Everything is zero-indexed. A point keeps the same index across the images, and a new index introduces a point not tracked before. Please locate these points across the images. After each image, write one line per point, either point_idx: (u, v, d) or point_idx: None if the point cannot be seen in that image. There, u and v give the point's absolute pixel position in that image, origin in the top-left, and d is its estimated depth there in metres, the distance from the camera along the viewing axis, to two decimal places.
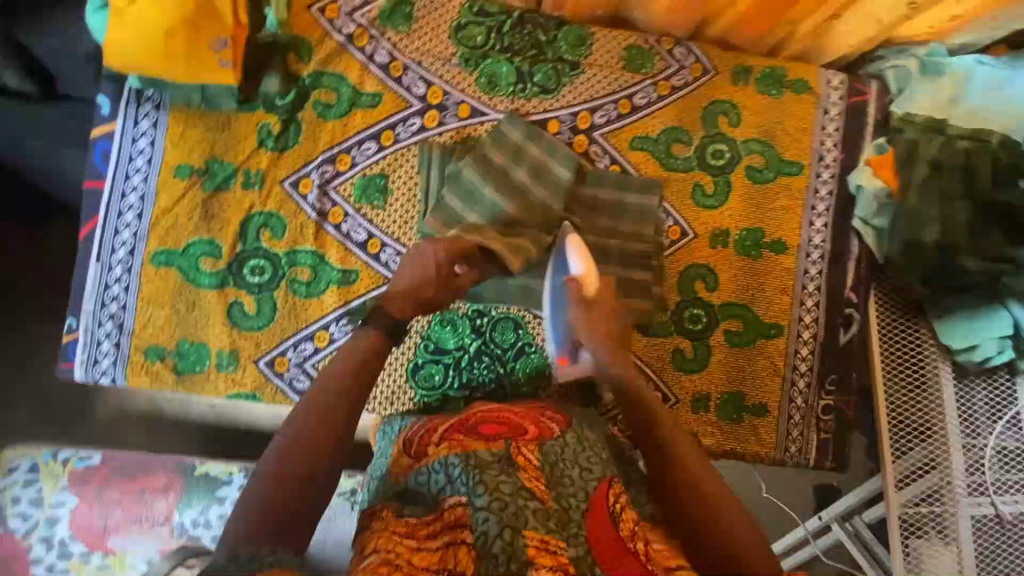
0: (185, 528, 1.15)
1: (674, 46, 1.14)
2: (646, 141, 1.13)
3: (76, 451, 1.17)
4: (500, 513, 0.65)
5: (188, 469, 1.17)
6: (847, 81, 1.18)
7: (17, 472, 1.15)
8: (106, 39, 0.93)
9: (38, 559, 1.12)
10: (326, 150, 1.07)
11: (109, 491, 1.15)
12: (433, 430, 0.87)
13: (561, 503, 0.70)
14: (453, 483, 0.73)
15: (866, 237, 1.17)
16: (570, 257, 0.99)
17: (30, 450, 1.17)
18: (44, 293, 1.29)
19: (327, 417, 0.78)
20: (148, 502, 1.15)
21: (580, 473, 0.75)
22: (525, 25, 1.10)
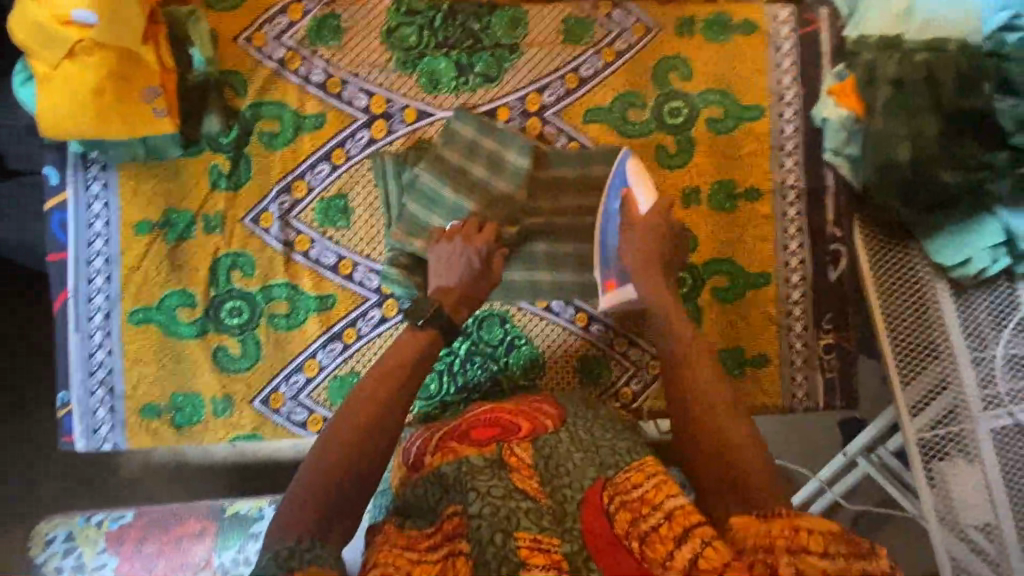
0: (226, 569, 1.15)
1: (611, 9, 1.10)
2: (600, 112, 1.11)
3: (108, 513, 1.20)
4: (491, 519, 0.68)
5: (219, 512, 1.20)
6: (795, 13, 1.15)
7: (55, 543, 1.16)
8: (39, 110, 0.92)
9: None
10: (280, 180, 1.05)
11: (147, 545, 1.16)
12: (429, 439, 0.86)
13: (555, 497, 0.73)
14: (448, 492, 0.75)
15: (839, 168, 1.14)
16: (631, 177, 1.02)
17: (63, 520, 1.19)
18: (34, 371, 1.28)
19: (374, 414, 0.78)
20: (186, 550, 1.16)
21: (576, 465, 0.77)
22: (456, 16, 1.07)
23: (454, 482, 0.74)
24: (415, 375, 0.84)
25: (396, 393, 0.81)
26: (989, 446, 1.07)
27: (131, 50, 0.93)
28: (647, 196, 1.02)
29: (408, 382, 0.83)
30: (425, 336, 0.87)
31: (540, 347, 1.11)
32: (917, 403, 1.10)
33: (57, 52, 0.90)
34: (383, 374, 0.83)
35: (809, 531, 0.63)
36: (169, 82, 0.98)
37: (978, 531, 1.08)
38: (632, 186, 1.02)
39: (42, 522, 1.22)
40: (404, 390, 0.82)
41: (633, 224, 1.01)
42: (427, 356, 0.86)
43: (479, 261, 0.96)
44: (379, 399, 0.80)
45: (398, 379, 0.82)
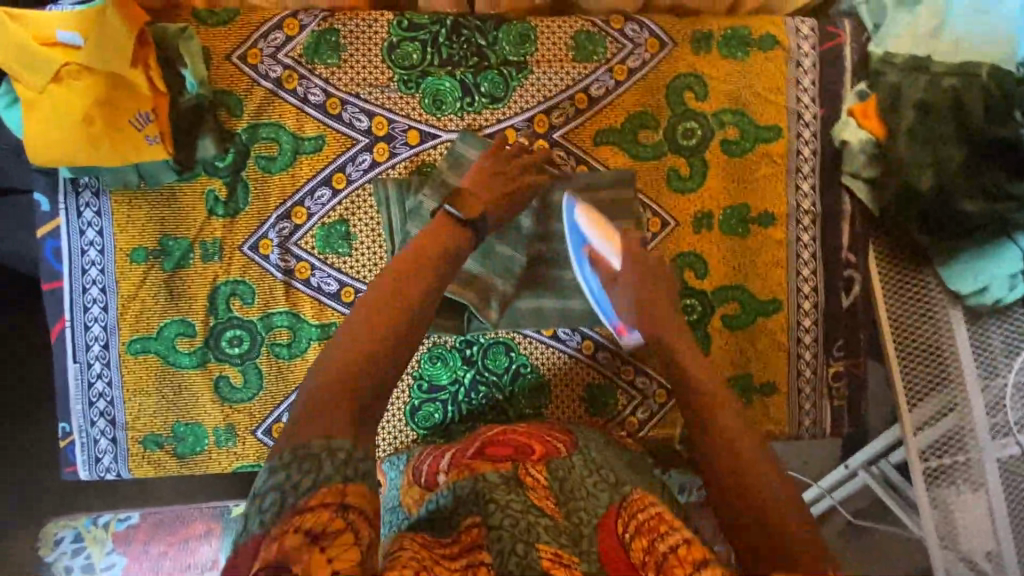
0: None
1: (624, 24, 1.05)
2: (611, 133, 1.06)
3: (116, 513, 1.20)
4: (512, 530, 0.65)
5: (224, 513, 1.20)
6: (818, 27, 1.09)
7: (63, 543, 1.18)
8: (26, 139, 0.88)
9: None
10: (278, 206, 1.02)
11: (154, 546, 1.18)
12: (440, 457, 0.88)
13: (571, 519, 0.70)
14: (464, 505, 0.73)
15: (858, 192, 1.11)
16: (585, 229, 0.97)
17: (71, 519, 1.19)
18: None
19: (394, 301, 0.69)
20: (193, 550, 1.18)
21: (590, 491, 0.75)
22: (462, 31, 1.02)
23: (471, 495, 0.73)
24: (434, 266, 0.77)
25: (414, 283, 0.73)
26: (995, 474, 1.06)
27: (121, 75, 0.89)
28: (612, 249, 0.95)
29: (428, 273, 0.75)
30: (450, 233, 0.83)
31: (545, 375, 1.09)
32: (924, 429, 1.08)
33: (43, 76, 0.85)
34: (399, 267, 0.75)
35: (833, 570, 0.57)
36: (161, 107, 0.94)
37: (979, 558, 1.07)
38: (596, 245, 0.96)
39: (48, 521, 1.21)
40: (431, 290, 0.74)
41: (613, 279, 0.94)
42: (446, 245, 0.80)
43: None
44: (397, 286, 0.72)
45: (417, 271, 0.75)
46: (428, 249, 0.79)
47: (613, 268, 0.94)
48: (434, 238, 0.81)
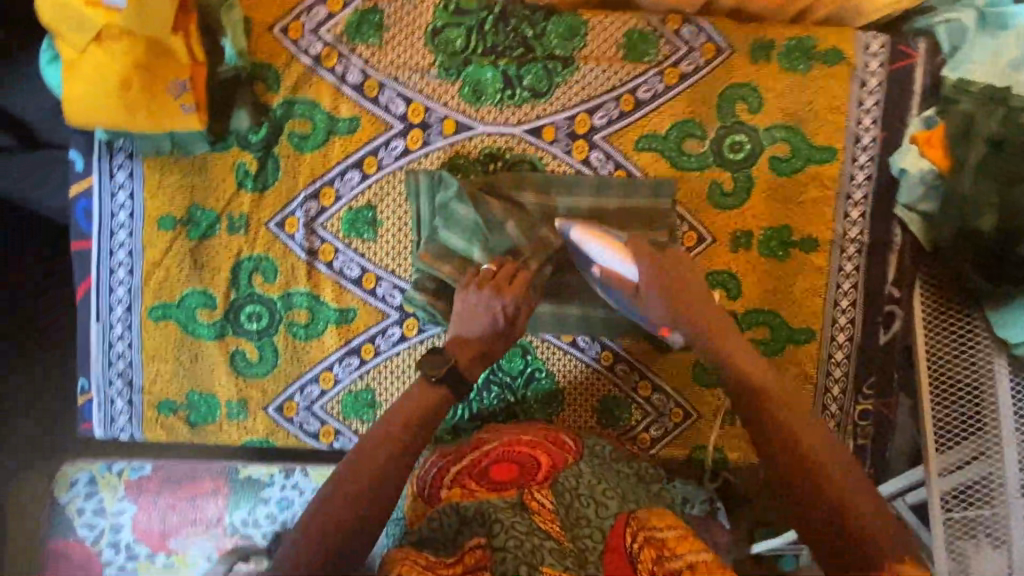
0: (237, 527, 1.21)
1: (681, 25, 0.99)
2: (654, 139, 1.01)
3: (128, 462, 1.22)
4: (517, 552, 0.70)
5: (232, 474, 1.21)
6: (889, 44, 1.01)
7: (77, 486, 1.20)
8: (63, 98, 0.87)
9: (110, 561, 1.19)
10: (308, 185, 1.00)
11: (162, 497, 1.20)
12: (445, 467, 0.87)
13: (577, 544, 0.73)
14: (468, 524, 0.76)
15: (911, 225, 1.04)
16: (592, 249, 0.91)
17: (86, 463, 1.21)
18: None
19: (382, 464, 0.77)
20: (199, 506, 1.20)
21: (596, 510, 0.78)
22: (509, 19, 0.98)
23: (476, 514, 0.76)
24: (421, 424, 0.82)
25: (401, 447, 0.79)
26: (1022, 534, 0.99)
27: (160, 40, 0.88)
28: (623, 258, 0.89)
29: (413, 432, 0.81)
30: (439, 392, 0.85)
31: (559, 381, 1.07)
32: (948, 476, 1.02)
33: (83, 35, 0.85)
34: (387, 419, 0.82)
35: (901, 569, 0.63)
36: (198, 75, 0.93)
37: None
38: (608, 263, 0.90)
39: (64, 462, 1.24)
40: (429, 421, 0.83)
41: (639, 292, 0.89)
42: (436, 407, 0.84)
43: (504, 321, 0.89)
44: (384, 444, 0.79)
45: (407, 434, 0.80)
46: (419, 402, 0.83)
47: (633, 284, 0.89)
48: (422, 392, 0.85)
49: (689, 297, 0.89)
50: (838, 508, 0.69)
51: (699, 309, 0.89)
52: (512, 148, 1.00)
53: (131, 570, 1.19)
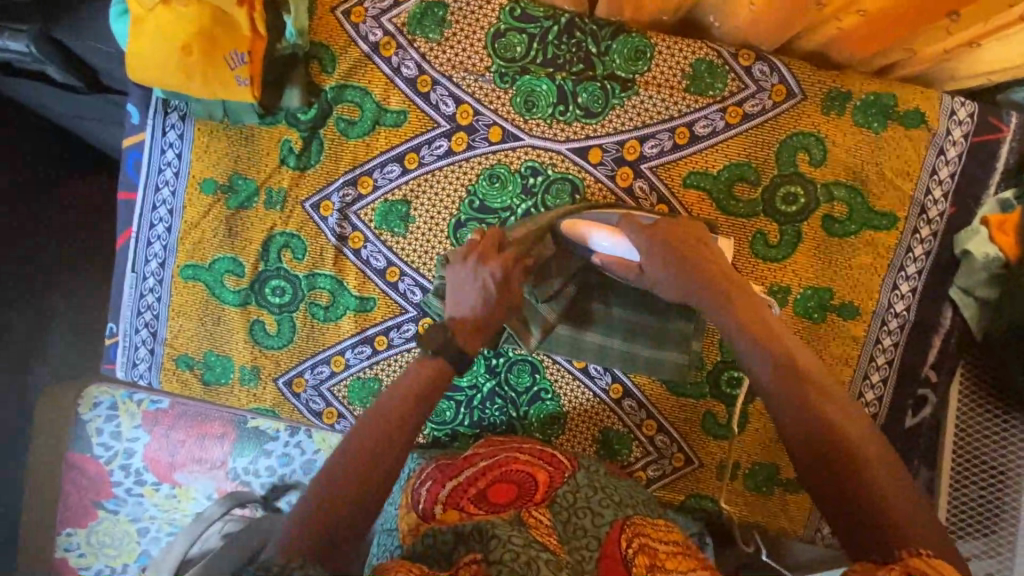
0: (238, 473, 1.24)
1: (753, 62, 0.94)
2: (704, 178, 0.97)
3: (149, 394, 1.27)
4: (512, 564, 0.69)
5: (242, 422, 1.24)
6: (978, 113, 0.94)
7: (100, 407, 1.26)
8: (127, 53, 0.89)
9: (119, 482, 1.25)
10: (347, 172, 1.00)
11: (176, 432, 1.24)
12: (440, 484, 0.90)
13: (573, 555, 0.76)
14: (465, 541, 0.76)
15: (963, 309, 0.98)
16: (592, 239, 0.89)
17: (111, 388, 1.28)
18: (86, 277, 1.34)
19: (371, 453, 0.76)
20: (208, 447, 1.24)
21: (592, 520, 0.81)
22: (574, 32, 0.94)
23: (474, 532, 0.76)
24: (412, 424, 0.81)
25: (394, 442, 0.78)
26: None
27: (225, 12, 0.89)
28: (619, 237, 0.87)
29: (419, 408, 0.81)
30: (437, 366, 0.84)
31: (564, 406, 1.06)
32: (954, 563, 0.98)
33: None
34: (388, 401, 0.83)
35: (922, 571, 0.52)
36: (258, 49, 0.93)
37: None
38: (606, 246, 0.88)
39: (93, 382, 1.31)
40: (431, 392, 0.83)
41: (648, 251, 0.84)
42: (431, 385, 0.83)
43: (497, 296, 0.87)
44: (371, 436, 0.77)
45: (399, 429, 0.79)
46: (411, 398, 0.82)
47: (633, 263, 0.87)
48: (420, 378, 0.83)
49: (692, 255, 0.83)
50: (864, 486, 0.63)
51: (714, 277, 0.82)
52: (554, 165, 0.98)
53: (137, 493, 1.25)
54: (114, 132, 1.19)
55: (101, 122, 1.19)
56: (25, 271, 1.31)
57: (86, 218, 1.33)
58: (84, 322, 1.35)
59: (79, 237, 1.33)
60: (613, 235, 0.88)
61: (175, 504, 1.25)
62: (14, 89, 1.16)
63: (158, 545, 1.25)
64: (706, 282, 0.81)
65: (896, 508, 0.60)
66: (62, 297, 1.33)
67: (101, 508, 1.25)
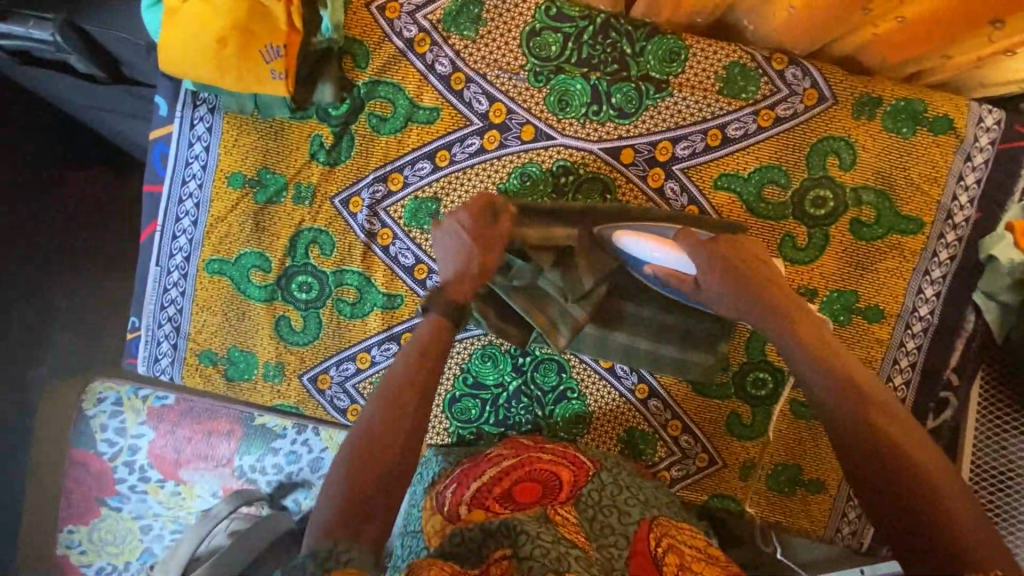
0: (245, 471, 1.23)
1: (786, 66, 0.94)
2: (734, 180, 0.98)
3: (155, 390, 1.25)
4: (543, 560, 0.68)
5: (248, 419, 1.22)
6: (1005, 120, 0.95)
7: (105, 402, 1.24)
8: (161, 44, 0.88)
9: (123, 479, 1.23)
10: (378, 168, 1.00)
11: (182, 429, 1.23)
12: (465, 485, 0.88)
13: (602, 552, 0.77)
14: (493, 537, 0.75)
15: (986, 312, 0.99)
16: (647, 249, 0.89)
17: (116, 383, 1.26)
18: (87, 276, 1.32)
19: (390, 428, 0.75)
20: (214, 444, 1.22)
21: (620, 519, 0.82)
22: (609, 33, 0.94)
23: (500, 528, 0.75)
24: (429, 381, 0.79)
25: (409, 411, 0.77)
26: None
27: (264, 5, 0.88)
28: (675, 251, 0.87)
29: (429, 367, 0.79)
30: (440, 326, 0.82)
31: (590, 406, 1.06)
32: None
33: None
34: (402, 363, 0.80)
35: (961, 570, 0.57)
36: (293, 42, 0.92)
37: None
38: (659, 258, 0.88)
39: (97, 377, 1.29)
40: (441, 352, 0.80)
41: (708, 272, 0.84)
42: (440, 346, 0.81)
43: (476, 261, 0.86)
44: (385, 409, 0.76)
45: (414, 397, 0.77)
46: (421, 361, 0.79)
47: (688, 275, 0.87)
48: (428, 339, 0.81)
49: (746, 269, 0.84)
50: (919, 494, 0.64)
51: (770, 292, 0.82)
52: (587, 165, 0.98)
53: (141, 491, 1.23)
54: (139, 126, 1.18)
55: (121, 113, 1.17)
56: (26, 271, 1.28)
57: (88, 217, 1.31)
58: (91, 319, 1.32)
59: (79, 237, 1.31)
60: (670, 250, 0.87)
61: (180, 501, 1.24)
62: (34, 79, 1.14)
63: (162, 543, 1.24)
64: (760, 296, 0.82)
65: (955, 516, 0.61)
66: (72, 291, 1.31)
67: (105, 505, 1.23)
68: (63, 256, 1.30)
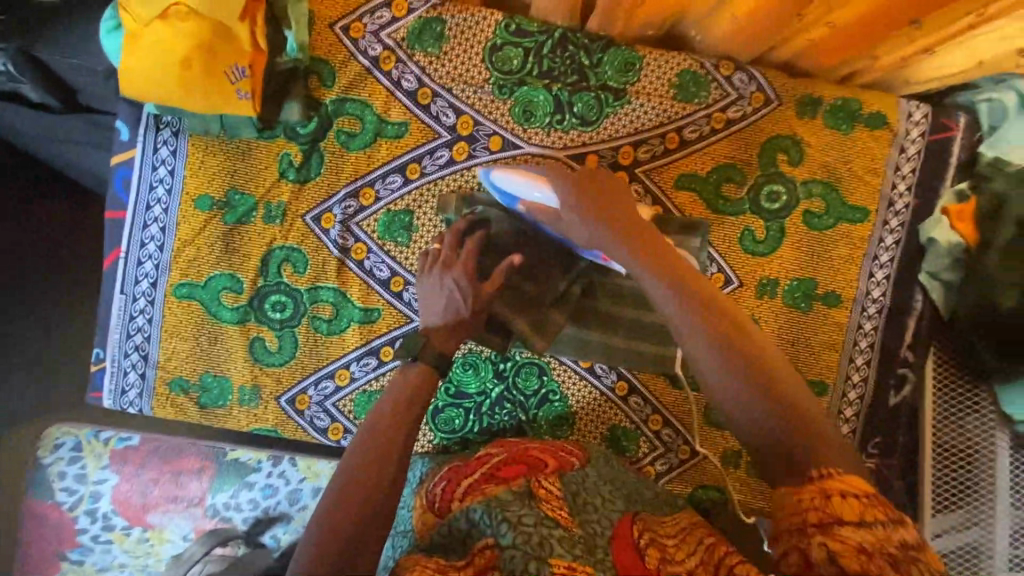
0: (218, 510, 1.18)
1: (733, 72, 1.01)
2: (693, 179, 1.03)
3: (117, 431, 1.19)
4: (524, 549, 0.69)
5: (220, 454, 1.18)
6: (932, 115, 1.04)
7: (62, 449, 1.18)
8: (122, 69, 0.87)
9: (84, 529, 1.16)
10: (349, 183, 1.01)
11: (146, 471, 1.17)
12: (454, 482, 0.85)
13: (586, 528, 0.73)
14: (477, 529, 0.75)
15: (932, 292, 1.06)
16: (519, 185, 0.91)
17: (74, 428, 1.19)
18: (60, 307, 1.25)
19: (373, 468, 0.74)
20: (183, 484, 1.17)
21: (604, 503, 0.79)
22: (568, 46, 0.99)
23: (485, 516, 0.74)
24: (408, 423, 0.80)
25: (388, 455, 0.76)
26: None
27: (228, 26, 0.88)
28: (542, 187, 0.89)
29: (410, 410, 0.81)
30: (419, 372, 0.85)
31: (572, 406, 1.08)
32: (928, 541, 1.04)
33: (152, 11, 0.85)
34: (382, 411, 0.81)
35: (843, 496, 0.60)
36: (257, 63, 0.92)
37: None
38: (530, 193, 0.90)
39: (54, 421, 1.22)
40: (417, 395, 0.83)
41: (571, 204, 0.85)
42: (421, 393, 0.83)
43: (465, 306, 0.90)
44: (367, 453, 0.75)
45: (394, 437, 0.77)
46: (401, 406, 0.81)
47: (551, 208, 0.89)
48: (404, 385, 0.83)
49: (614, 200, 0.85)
50: (794, 427, 0.66)
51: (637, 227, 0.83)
52: None
53: (105, 541, 1.16)
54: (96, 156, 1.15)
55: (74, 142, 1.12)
56: None
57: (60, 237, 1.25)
58: (51, 360, 1.25)
59: (45, 273, 1.25)
60: (535, 183, 0.90)
61: (148, 548, 1.17)
62: None
63: None
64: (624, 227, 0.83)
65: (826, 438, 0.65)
66: (30, 332, 1.24)
67: (64, 559, 1.16)
68: (17, 294, 1.24)
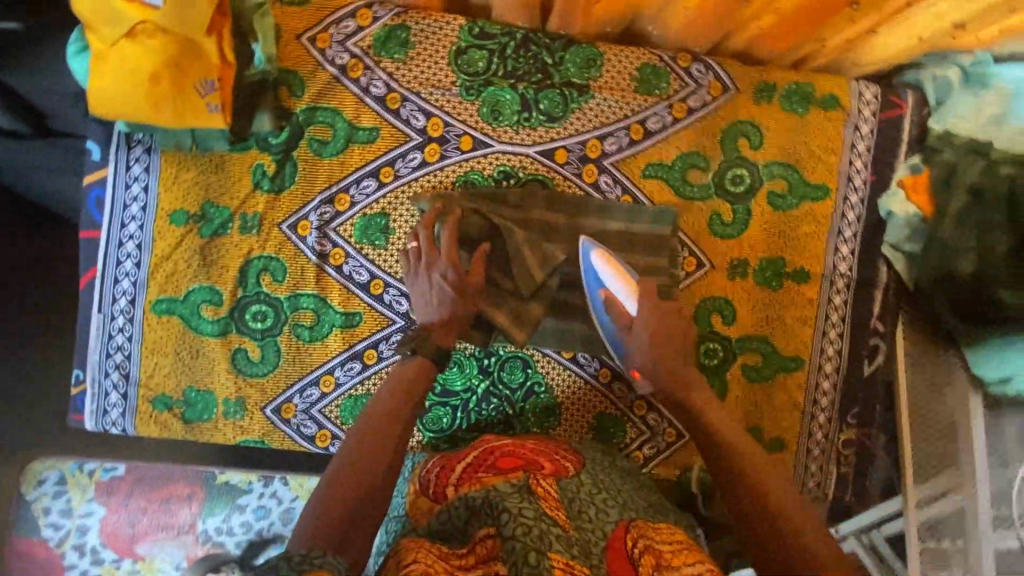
0: (209, 535, 1.16)
1: (691, 63, 1.06)
2: (660, 168, 1.06)
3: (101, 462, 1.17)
4: (525, 538, 0.65)
5: (209, 479, 1.17)
6: (881, 94, 1.09)
7: (46, 484, 1.15)
8: (89, 89, 0.88)
9: (72, 565, 1.14)
10: (324, 190, 1.02)
11: (134, 500, 1.15)
12: (449, 468, 0.88)
13: (582, 533, 0.73)
14: (477, 515, 0.72)
15: (896, 263, 1.10)
16: (600, 272, 0.99)
17: (57, 462, 1.17)
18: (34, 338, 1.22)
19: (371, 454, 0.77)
20: (173, 511, 1.16)
21: (597, 513, 0.78)
22: (530, 46, 1.03)
23: (484, 505, 0.71)
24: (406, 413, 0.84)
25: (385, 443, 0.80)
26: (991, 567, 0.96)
27: (195, 41, 0.90)
28: (626, 289, 0.98)
29: (409, 400, 0.85)
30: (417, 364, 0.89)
31: (557, 396, 1.09)
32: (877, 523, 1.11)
33: (117, 30, 0.86)
34: (382, 401, 0.85)
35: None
36: (226, 76, 0.94)
37: None
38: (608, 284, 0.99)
39: (37, 455, 1.20)
40: (415, 388, 0.86)
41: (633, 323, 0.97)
42: (420, 386, 0.87)
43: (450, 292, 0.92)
44: (366, 440, 0.79)
45: (392, 427, 0.81)
46: (398, 397, 0.85)
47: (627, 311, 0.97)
48: (402, 377, 0.87)
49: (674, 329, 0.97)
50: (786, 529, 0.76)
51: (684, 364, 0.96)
52: (525, 167, 1.04)
53: None
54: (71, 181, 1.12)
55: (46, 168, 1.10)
56: None
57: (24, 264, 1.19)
58: (29, 392, 1.23)
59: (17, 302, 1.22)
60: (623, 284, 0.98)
61: None
62: None
63: None
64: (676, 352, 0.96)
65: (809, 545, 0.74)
66: None
67: None
68: None
